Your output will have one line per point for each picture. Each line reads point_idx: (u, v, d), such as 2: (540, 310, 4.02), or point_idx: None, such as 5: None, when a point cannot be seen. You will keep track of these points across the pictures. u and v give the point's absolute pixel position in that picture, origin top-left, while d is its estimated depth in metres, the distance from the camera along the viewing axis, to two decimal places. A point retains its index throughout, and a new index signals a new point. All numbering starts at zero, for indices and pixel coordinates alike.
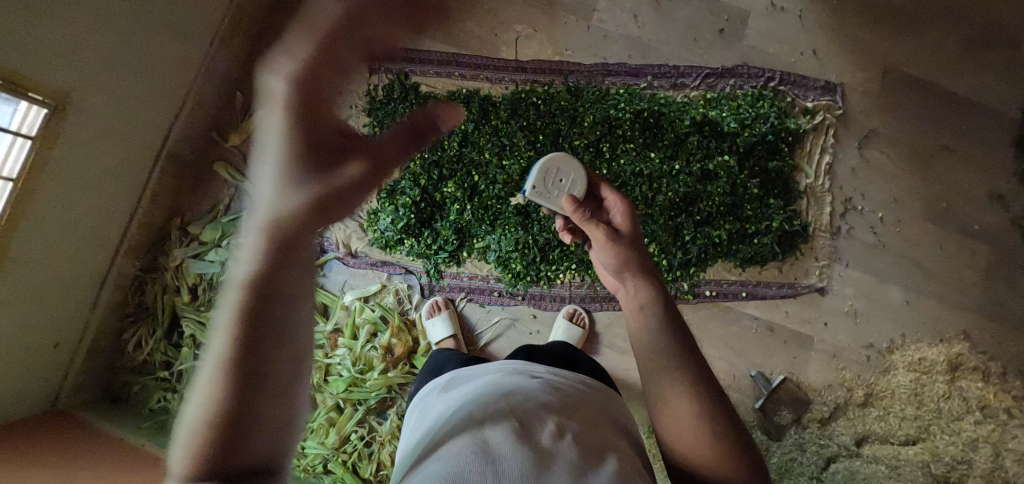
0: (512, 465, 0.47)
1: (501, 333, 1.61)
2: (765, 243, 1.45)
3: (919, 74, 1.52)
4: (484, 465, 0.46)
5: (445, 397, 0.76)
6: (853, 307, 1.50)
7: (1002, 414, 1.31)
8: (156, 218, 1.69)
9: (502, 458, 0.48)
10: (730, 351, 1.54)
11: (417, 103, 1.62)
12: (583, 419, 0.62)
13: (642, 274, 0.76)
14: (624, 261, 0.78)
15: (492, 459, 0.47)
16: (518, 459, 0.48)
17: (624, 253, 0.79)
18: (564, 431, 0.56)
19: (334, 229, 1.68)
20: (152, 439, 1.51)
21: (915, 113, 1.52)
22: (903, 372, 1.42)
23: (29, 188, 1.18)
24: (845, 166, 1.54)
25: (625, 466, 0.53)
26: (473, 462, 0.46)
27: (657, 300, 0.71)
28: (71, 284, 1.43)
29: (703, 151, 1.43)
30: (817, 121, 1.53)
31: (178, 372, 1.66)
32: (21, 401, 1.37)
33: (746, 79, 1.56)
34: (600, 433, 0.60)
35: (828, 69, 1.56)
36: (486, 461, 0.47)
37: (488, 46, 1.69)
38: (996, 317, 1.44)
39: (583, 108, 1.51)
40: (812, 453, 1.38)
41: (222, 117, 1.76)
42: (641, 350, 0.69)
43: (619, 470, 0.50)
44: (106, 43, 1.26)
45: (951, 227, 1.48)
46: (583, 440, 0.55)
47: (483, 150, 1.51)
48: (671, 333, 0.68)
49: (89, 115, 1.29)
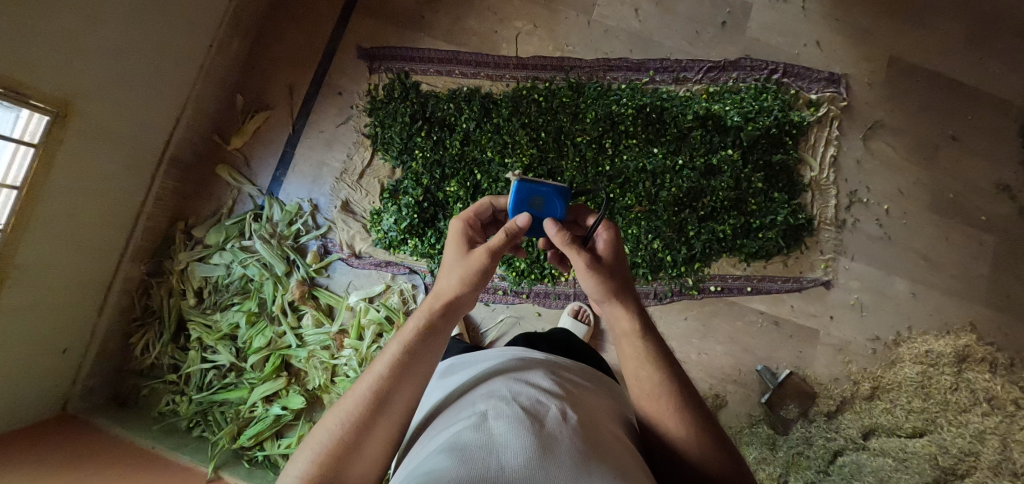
0: (513, 441, 0.44)
1: (507, 331, 1.59)
2: (771, 238, 1.45)
3: (924, 64, 1.51)
4: (485, 446, 0.44)
5: (445, 383, 0.76)
6: (859, 300, 1.50)
7: (1010, 405, 1.29)
8: (160, 222, 1.69)
9: (503, 436, 0.46)
10: (735, 346, 1.53)
11: (418, 102, 1.60)
12: (584, 405, 0.61)
13: (625, 306, 0.71)
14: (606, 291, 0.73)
15: (493, 439, 0.45)
16: (519, 438, 0.45)
17: (607, 281, 0.73)
18: (567, 415, 0.54)
19: (337, 229, 1.69)
20: (162, 441, 1.52)
21: (920, 103, 1.51)
22: (910, 365, 1.40)
23: (33, 195, 1.18)
24: (850, 158, 1.53)
25: (626, 453, 0.52)
26: (474, 443, 0.44)
27: (642, 325, 0.70)
28: (77, 289, 1.43)
29: (705, 146, 1.42)
30: (821, 113, 1.51)
31: (186, 374, 1.67)
32: (32, 406, 1.38)
33: (748, 71, 1.55)
34: (601, 420, 0.59)
35: (832, 60, 1.55)
36: (487, 440, 0.45)
37: (488, 43, 1.68)
38: (1003, 308, 1.42)
39: (584, 104, 1.50)
40: (819, 446, 1.35)
41: (224, 119, 1.77)
42: (632, 354, 0.69)
43: (623, 458, 0.49)
44: (106, 47, 1.26)
45: (959, 218, 1.47)
46: (587, 425, 0.54)
47: (485, 149, 1.51)
48: (652, 339, 0.69)
49: (90, 121, 1.28)
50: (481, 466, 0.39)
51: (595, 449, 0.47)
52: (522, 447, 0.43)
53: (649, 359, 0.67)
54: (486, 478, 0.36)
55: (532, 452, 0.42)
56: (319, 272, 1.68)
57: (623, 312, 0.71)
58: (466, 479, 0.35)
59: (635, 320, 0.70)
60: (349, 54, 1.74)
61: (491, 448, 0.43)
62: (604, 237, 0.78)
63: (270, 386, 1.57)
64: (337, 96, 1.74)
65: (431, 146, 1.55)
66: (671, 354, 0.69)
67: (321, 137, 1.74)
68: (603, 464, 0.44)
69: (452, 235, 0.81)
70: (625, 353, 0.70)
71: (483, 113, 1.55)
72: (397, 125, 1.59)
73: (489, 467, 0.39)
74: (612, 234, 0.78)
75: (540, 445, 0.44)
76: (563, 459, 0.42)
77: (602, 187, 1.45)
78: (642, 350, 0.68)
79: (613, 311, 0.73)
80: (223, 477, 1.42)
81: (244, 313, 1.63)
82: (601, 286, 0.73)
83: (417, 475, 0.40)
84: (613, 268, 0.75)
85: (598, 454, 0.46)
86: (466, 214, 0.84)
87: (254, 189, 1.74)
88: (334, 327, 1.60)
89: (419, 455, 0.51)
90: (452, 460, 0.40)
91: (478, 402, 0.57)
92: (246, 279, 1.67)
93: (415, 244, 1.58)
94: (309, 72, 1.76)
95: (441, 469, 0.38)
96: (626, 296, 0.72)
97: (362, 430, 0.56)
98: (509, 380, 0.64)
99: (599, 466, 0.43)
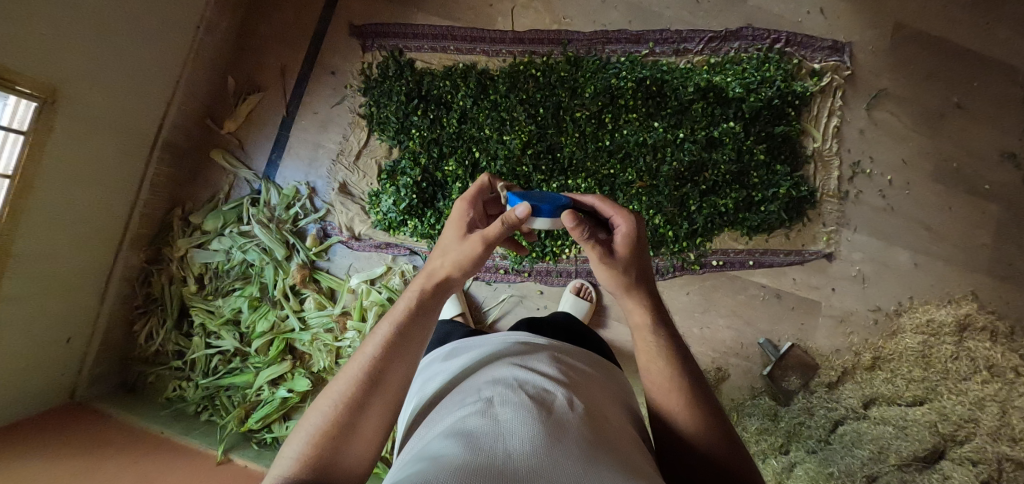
0: (521, 429, 0.44)
1: (509, 310, 1.60)
2: (773, 211, 1.43)
3: (930, 29, 1.47)
4: (492, 433, 0.43)
5: (446, 367, 0.76)
6: (861, 271, 1.49)
7: (1010, 373, 1.29)
8: (156, 209, 1.68)
9: (509, 423, 0.45)
10: (737, 319, 1.54)
11: (413, 80, 1.57)
12: (588, 394, 0.60)
13: (638, 299, 0.70)
14: (619, 285, 0.71)
15: (500, 426, 0.45)
16: (526, 424, 0.45)
17: (621, 276, 0.70)
18: (572, 404, 0.53)
19: (336, 213, 1.68)
20: (171, 426, 1.54)
21: (925, 70, 1.48)
22: (911, 335, 1.40)
23: (25, 184, 1.16)
24: (854, 128, 1.50)
25: (628, 441, 0.51)
26: (480, 430, 0.44)
27: (652, 321, 0.69)
28: (76, 278, 1.42)
29: (706, 119, 1.40)
30: (825, 82, 1.48)
31: (191, 360, 1.67)
32: (40, 395, 1.40)
33: (750, 41, 1.51)
34: (604, 409, 0.58)
35: (835, 27, 1.51)
36: (492, 427, 0.44)
37: (483, 17, 1.63)
38: (1005, 277, 1.42)
39: (583, 78, 1.47)
40: (820, 416, 1.36)
41: (215, 102, 1.74)
42: (642, 348, 0.69)
43: (625, 445, 0.48)
44: (91, 30, 1.22)
45: (961, 188, 1.45)
46: (591, 413, 0.53)
47: (483, 126, 1.48)
48: (665, 334, 0.69)
49: (79, 107, 1.26)
50: (488, 453, 0.38)
51: (597, 438, 0.46)
52: (529, 434, 0.42)
53: (660, 353, 0.67)
54: (494, 467, 0.35)
55: (540, 439, 0.42)
56: (319, 255, 1.68)
57: (636, 305, 0.70)
58: (473, 465, 0.35)
59: (649, 312, 0.69)
60: (340, 33, 1.70)
61: (498, 435, 0.42)
62: (625, 228, 0.72)
63: (274, 370, 1.58)
64: (330, 76, 1.70)
65: (429, 125, 1.52)
66: (686, 349, 0.70)
67: (315, 118, 1.71)
68: (607, 453, 0.43)
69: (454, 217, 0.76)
70: (638, 347, 0.70)
71: (480, 90, 1.52)
72: (393, 104, 1.57)
73: (496, 454, 0.38)
74: (632, 229, 0.72)
75: (547, 433, 0.43)
76: (569, 446, 0.41)
77: (602, 162, 1.43)
78: (657, 344, 0.67)
79: (627, 303, 0.71)
80: (233, 460, 1.44)
81: (246, 299, 1.63)
82: (615, 281, 0.71)
83: (422, 460, 0.39)
84: (629, 260, 0.71)
85: (601, 443, 0.45)
86: (467, 193, 0.79)
87: (250, 174, 1.72)
88: (336, 309, 1.60)
89: (422, 440, 0.51)
90: (458, 445, 0.40)
91: (483, 388, 0.57)
92: (245, 265, 1.67)
93: (415, 225, 1.56)
94: (300, 53, 1.72)
95: (447, 455, 0.38)
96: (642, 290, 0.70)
97: (355, 411, 0.56)
98: (514, 366, 0.63)
99: (603, 454, 0.42)
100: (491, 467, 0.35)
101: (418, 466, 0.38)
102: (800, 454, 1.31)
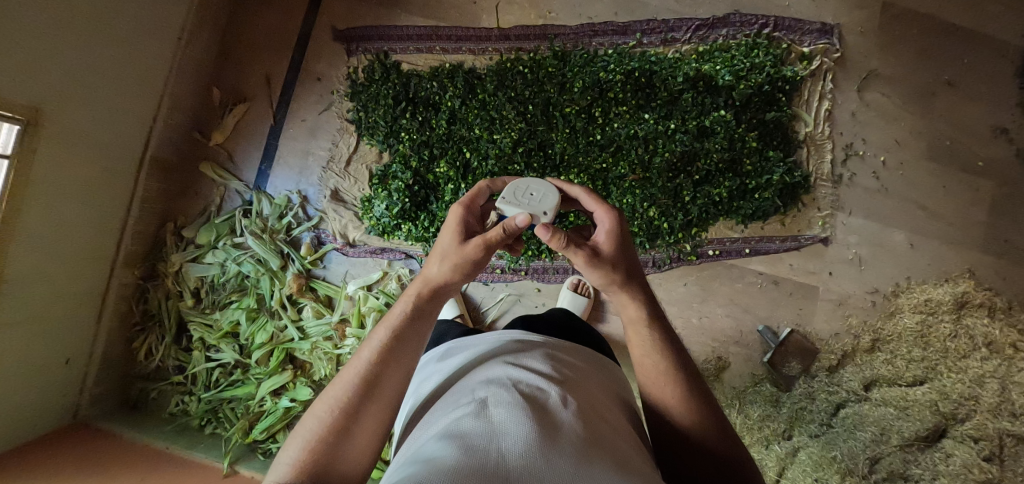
0: (514, 429, 0.43)
1: (508, 309, 1.60)
2: (767, 198, 1.42)
3: (918, 8, 1.46)
4: (486, 434, 0.43)
5: (442, 367, 0.76)
6: (858, 254, 1.49)
7: (1008, 348, 1.29)
8: (149, 224, 1.67)
9: (503, 423, 0.45)
10: (736, 307, 1.54)
11: (400, 82, 1.56)
12: (582, 390, 0.60)
13: (630, 294, 0.69)
14: (609, 280, 0.69)
15: (493, 426, 0.44)
16: (520, 424, 0.44)
17: (611, 275, 0.68)
18: (568, 401, 0.53)
19: (329, 220, 1.67)
20: (175, 441, 1.54)
21: (915, 49, 1.47)
22: (909, 315, 1.40)
23: (14, 208, 1.15)
24: (845, 110, 1.50)
25: (623, 437, 0.51)
26: (474, 431, 0.43)
27: (645, 317, 0.68)
28: (71, 298, 1.41)
29: (697, 108, 1.39)
30: (815, 66, 1.47)
31: (192, 374, 1.67)
32: (43, 417, 1.40)
33: (738, 27, 1.49)
34: (600, 405, 0.58)
35: (823, 10, 1.50)
36: (487, 425, 0.45)
37: (467, 15, 1.62)
38: (1000, 253, 1.42)
39: (572, 73, 1.46)
40: (822, 400, 1.36)
41: (202, 114, 1.73)
42: (636, 346, 0.69)
43: (619, 442, 0.48)
44: (70, 47, 1.20)
45: (954, 166, 1.45)
46: (587, 410, 0.53)
47: (472, 126, 1.47)
48: (659, 329, 0.68)
49: (63, 127, 1.24)
50: (482, 454, 0.38)
51: (593, 435, 0.46)
52: (523, 432, 0.42)
53: (653, 349, 0.67)
54: (486, 467, 0.35)
55: (533, 439, 0.41)
56: (314, 263, 1.67)
57: (628, 301, 0.69)
58: (466, 467, 0.34)
59: (641, 308, 0.69)
60: (324, 38, 1.68)
61: (492, 436, 0.42)
62: (607, 226, 0.71)
63: (276, 380, 1.58)
64: (316, 82, 1.69)
65: (418, 127, 1.51)
66: (679, 343, 0.69)
67: (303, 126, 1.70)
68: (602, 451, 0.43)
69: (453, 218, 0.74)
70: (632, 342, 0.70)
71: (468, 90, 1.51)
72: (381, 108, 1.55)
73: (490, 455, 0.38)
74: (615, 226, 0.71)
75: (542, 431, 0.43)
76: (564, 445, 0.41)
77: (594, 157, 1.42)
78: (649, 341, 0.67)
79: (619, 299, 0.71)
80: (240, 471, 1.44)
81: (243, 310, 1.63)
82: (604, 278, 0.69)
83: (416, 462, 0.39)
84: (616, 257, 0.69)
85: (596, 440, 0.45)
86: (465, 198, 0.77)
87: (240, 184, 1.71)
88: (335, 317, 1.60)
89: (416, 441, 0.50)
90: (451, 448, 0.39)
91: (477, 388, 0.56)
92: (241, 277, 1.66)
93: (409, 229, 1.55)
94: (285, 60, 1.70)
95: (441, 458, 0.37)
96: (632, 284, 0.69)
97: (350, 417, 0.56)
98: (508, 365, 0.63)
99: (599, 452, 0.42)
100: (484, 468, 0.35)
101: (412, 469, 0.37)
102: (803, 438, 1.33)
